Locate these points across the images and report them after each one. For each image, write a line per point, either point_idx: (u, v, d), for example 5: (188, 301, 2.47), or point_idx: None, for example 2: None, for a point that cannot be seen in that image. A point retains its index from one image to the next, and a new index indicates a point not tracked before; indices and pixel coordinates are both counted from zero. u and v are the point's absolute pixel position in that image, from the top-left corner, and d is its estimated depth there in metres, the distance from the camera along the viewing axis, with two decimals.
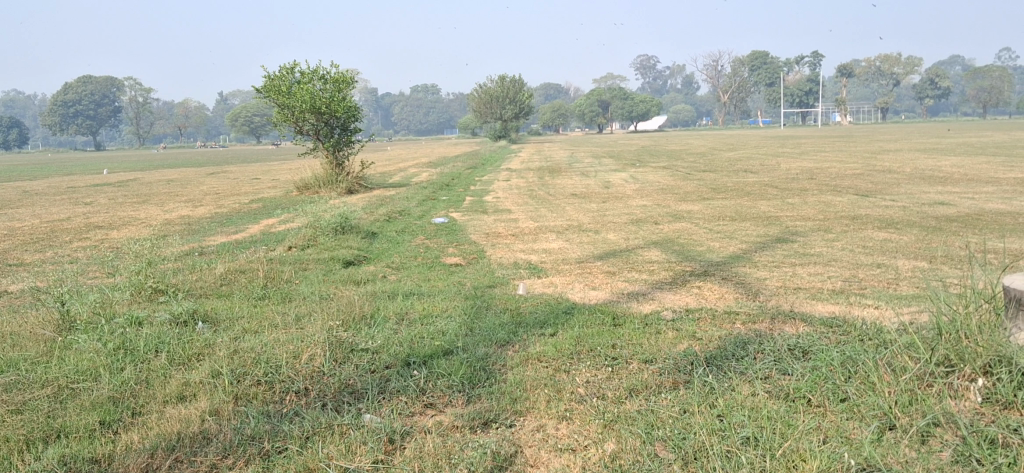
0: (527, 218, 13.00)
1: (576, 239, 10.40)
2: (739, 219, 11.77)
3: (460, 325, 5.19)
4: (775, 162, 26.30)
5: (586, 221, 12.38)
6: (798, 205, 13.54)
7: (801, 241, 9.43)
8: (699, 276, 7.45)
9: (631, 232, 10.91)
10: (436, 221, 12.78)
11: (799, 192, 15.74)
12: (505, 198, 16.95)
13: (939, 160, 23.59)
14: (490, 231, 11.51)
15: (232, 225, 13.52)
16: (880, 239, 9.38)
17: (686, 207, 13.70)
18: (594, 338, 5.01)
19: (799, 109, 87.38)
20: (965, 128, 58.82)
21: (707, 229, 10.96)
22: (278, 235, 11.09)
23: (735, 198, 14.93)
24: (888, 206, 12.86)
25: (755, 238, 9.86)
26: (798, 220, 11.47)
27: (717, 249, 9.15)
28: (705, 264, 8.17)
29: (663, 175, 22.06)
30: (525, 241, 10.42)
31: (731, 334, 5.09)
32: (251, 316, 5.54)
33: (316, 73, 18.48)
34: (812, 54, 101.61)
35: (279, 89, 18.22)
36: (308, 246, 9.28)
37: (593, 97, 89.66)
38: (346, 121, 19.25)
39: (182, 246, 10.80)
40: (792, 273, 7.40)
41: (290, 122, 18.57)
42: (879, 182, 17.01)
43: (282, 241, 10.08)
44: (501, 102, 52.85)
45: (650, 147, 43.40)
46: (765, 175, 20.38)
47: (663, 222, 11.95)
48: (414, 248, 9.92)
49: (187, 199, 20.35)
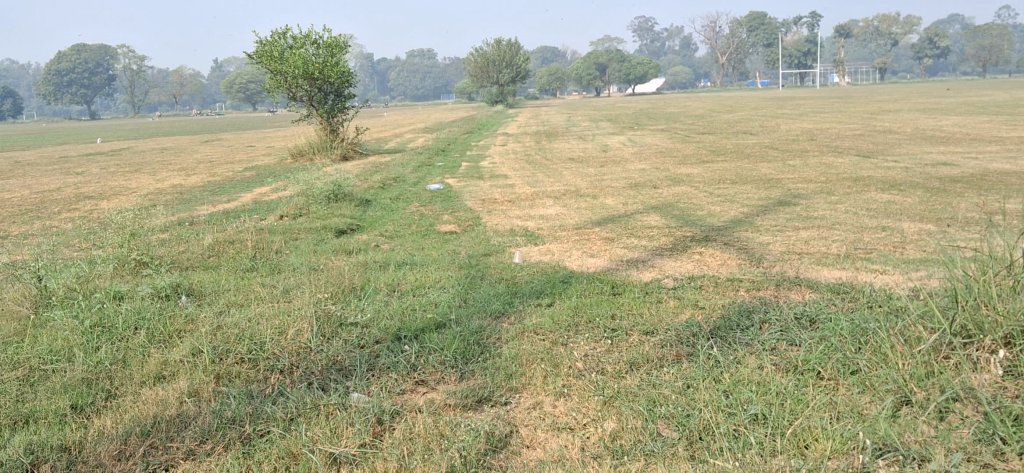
0: (523, 184, 12.77)
1: (574, 205, 10.18)
2: (739, 183, 11.55)
3: (454, 296, 5.00)
4: (775, 123, 25.99)
5: (583, 185, 12.16)
6: (799, 167, 13.30)
7: (803, 204, 9.21)
8: (700, 242, 7.24)
9: (630, 196, 10.68)
10: (431, 187, 12.54)
11: (799, 154, 15.50)
12: (501, 163, 16.70)
13: (941, 120, 23.32)
14: (486, 197, 11.28)
15: (224, 194, 13.28)
16: (884, 202, 9.16)
17: (685, 171, 13.46)
18: (592, 308, 4.82)
19: (797, 70, 86.81)
20: (962, 88, 58.43)
21: (707, 192, 10.73)
22: (269, 203, 10.86)
23: (734, 161, 14.70)
24: (892, 167, 12.64)
25: (756, 201, 9.66)
26: (799, 182, 11.24)
27: (718, 213, 8.94)
28: (706, 229, 7.96)
29: (662, 138, 21.81)
30: (522, 207, 10.20)
31: (735, 303, 4.90)
32: (237, 288, 5.34)
33: (309, 38, 18.16)
34: (811, 15, 100.73)
35: (271, 55, 17.91)
36: (299, 214, 9.07)
37: (590, 61, 88.97)
38: (340, 86, 18.95)
39: (171, 216, 10.57)
40: (796, 237, 7.19)
41: (283, 88, 18.28)
42: (880, 143, 16.75)
43: (273, 210, 9.86)
44: (497, 66, 52.34)
45: (647, 110, 43.02)
46: (764, 137, 20.09)
47: (662, 185, 11.72)
48: (408, 215, 9.70)
49: (180, 167, 20.07)
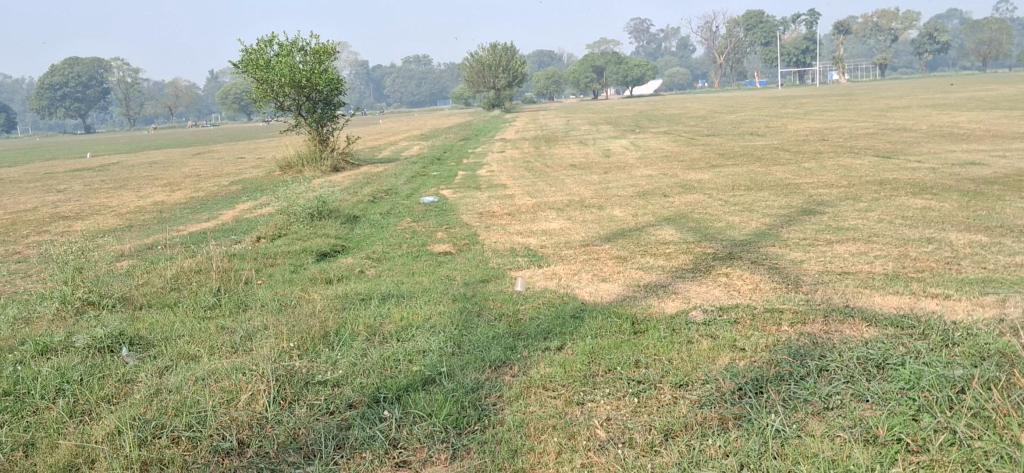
0: (523, 194, 12.00)
1: (579, 217, 9.40)
2: (755, 189, 10.77)
3: (445, 341, 4.20)
4: (780, 123, 25.24)
5: (587, 195, 11.41)
6: (816, 170, 12.54)
7: (831, 212, 8.42)
8: (723, 260, 6.45)
9: (639, 207, 9.89)
10: (425, 199, 11.76)
11: (814, 155, 14.73)
12: (499, 171, 15.93)
13: (954, 116, 22.57)
14: (484, 210, 10.50)
15: (205, 211, 12.51)
16: (920, 208, 8.38)
17: (695, 176, 12.69)
18: (611, 352, 4.02)
19: (796, 68, 86.18)
20: (965, 82, 57.72)
21: (722, 200, 9.95)
22: (249, 223, 10.09)
23: (746, 164, 13.94)
24: (916, 168, 11.87)
25: (777, 210, 8.89)
26: (820, 187, 10.46)
27: (737, 225, 8.15)
28: (727, 244, 7.17)
29: (665, 141, 21.09)
30: (523, 221, 9.41)
31: (781, 342, 4.09)
32: (191, 333, 4.56)
33: (295, 45, 17.42)
34: (809, 13, 100.16)
35: (256, 63, 17.15)
36: (279, 236, 8.29)
37: (587, 64, 88.30)
38: (329, 94, 18.18)
39: (144, 240, 9.80)
40: (832, 253, 6.40)
41: (270, 97, 17.50)
42: (897, 142, 15.98)
43: (251, 231, 9.08)
44: (493, 70, 51.64)
45: (647, 112, 42.31)
46: (773, 138, 19.32)
47: (672, 193, 10.97)
48: (399, 233, 8.93)
49: (165, 183, 19.30)
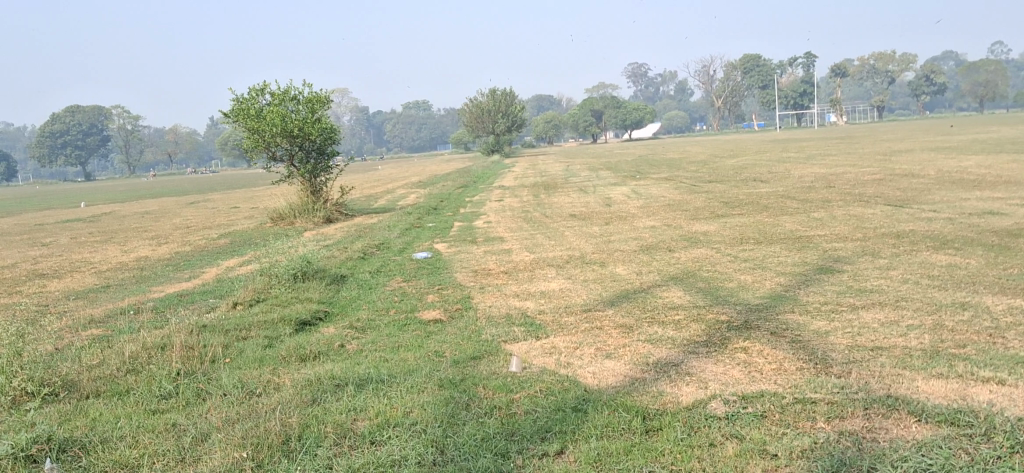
0: (521, 249, 11.43)
1: (580, 276, 8.83)
2: (765, 242, 10.22)
3: (426, 446, 3.60)
4: (783, 168, 24.79)
5: (588, 249, 10.86)
6: (826, 220, 12.01)
7: (850, 271, 7.86)
8: (739, 330, 5.86)
9: (643, 264, 9.32)
10: (417, 255, 11.18)
11: (822, 204, 14.20)
12: (497, 222, 15.41)
13: (962, 160, 22.12)
14: (479, 267, 9.92)
15: (187, 269, 11.92)
16: (946, 266, 7.82)
17: (700, 228, 12.16)
18: (620, 460, 3.42)
19: (795, 111, 86.26)
20: (965, 124, 57.48)
21: (732, 256, 9.38)
22: (230, 283, 9.51)
23: (752, 214, 13.41)
24: (932, 218, 11.33)
25: (792, 268, 8.32)
26: (834, 241, 9.91)
27: (751, 286, 7.57)
28: (742, 309, 6.58)
29: (667, 188, 20.60)
30: (520, 281, 8.83)
31: (819, 445, 3.50)
32: (134, 433, 3.96)
33: (287, 94, 17.01)
34: (806, 56, 100.62)
35: (246, 113, 16.71)
36: (257, 301, 7.71)
37: (586, 108, 88.38)
38: (322, 144, 17.72)
39: (117, 303, 9.21)
40: (859, 322, 5.81)
41: (261, 148, 17.04)
42: (907, 189, 15.46)
43: (229, 294, 8.50)
44: (492, 116, 51.43)
45: (647, 156, 41.94)
46: (778, 184, 18.84)
47: (677, 247, 10.41)
48: (387, 295, 8.35)
49: (153, 235, 18.75)
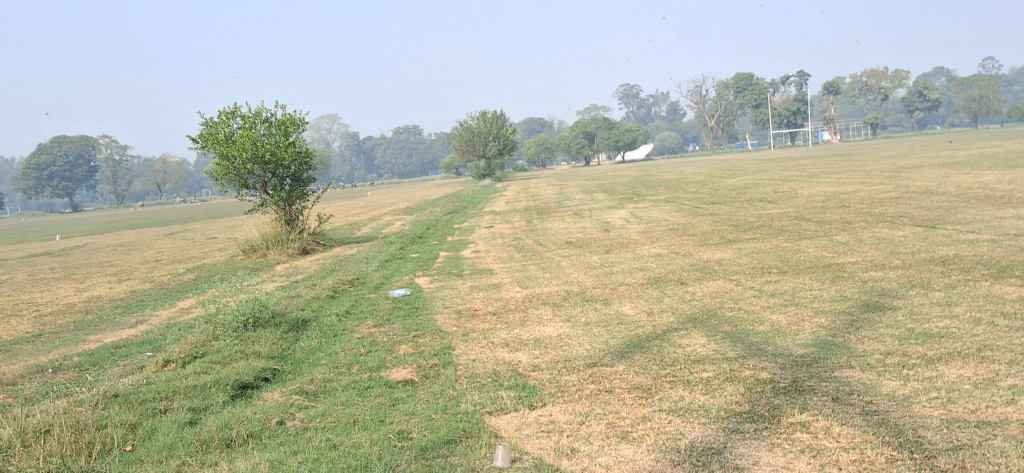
0: (512, 283, 10.14)
1: (580, 318, 7.54)
2: (791, 272, 8.94)
3: None
4: (787, 188, 23.57)
5: (588, 283, 9.59)
6: (852, 244, 10.79)
7: (903, 309, 6.61)
8: (790, 396, 4.56)
9: (653, 301, 8.03)
10: (394, 293, 9.89)
11: (843, 225, 13.00)
12: (486, 251, 14.16)
13: (976, 176, 20.97)
14: (464, 307, 8.61)
15: (137, 312, 10.54)
16: (1018, 300, 6.56)
17: (712, 255, 10.92)
18: None
19: (787, 130, 85.54)
20: (961, 139, 56.52)
21: (756, 289, 8.11)
22: (174, 330, 8.17)
23: (767, 238, 12.19)
24: (971, 240, 10.13)
25: (831, 305, 7.06)
26: (871, 270, 8.65)
27: (788, 330, 6.28)
28: (785, 364, 5.28)
29: (669, 210, 19.41)
30: (511, 324, 7.52)
31: None
32: None
33: (260, 116, 15.80)
34: (797, 74, 99.84)
35: (215, 138, 15.47)
36: (194, 357, 6.40)
37: (577, 130, 87.48)
38: (298, 170, 16.49)
39: (39, 357, 7.84)
40: (945, 383, 4.53)
41: (232, 176, 15.79)
42: (931, 208, 14.26)
43: (166, 346, 7.17)
44: (483, 139, 50.40)
45: (643, 178, 40.73)
46: (788, 205, 17.66)
47: (690, 278, 9.16)
48: (353, 345, 7.05)
49: (117, 271, 17.35)
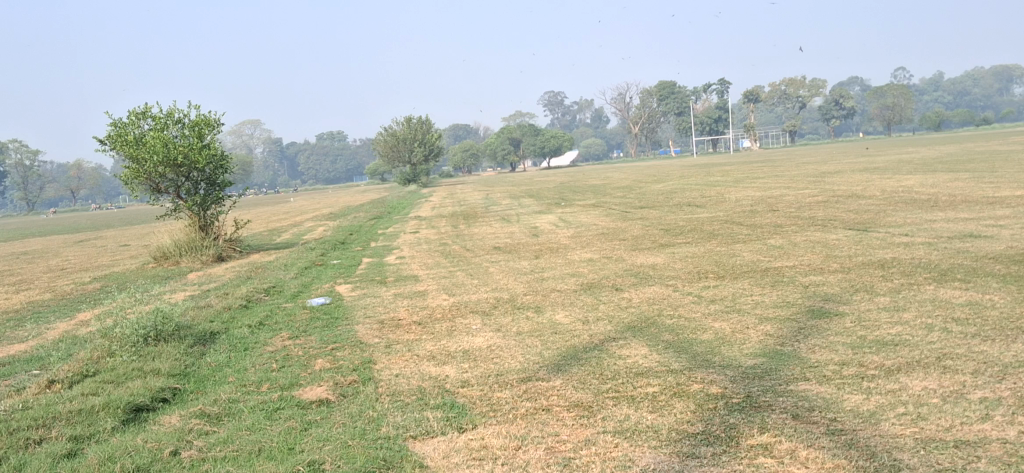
0: (438, 291, 9.61)
1: (511, 327, 7.05)
2: (728, 277, 8.61)
3: None
4: (714, 192, 23.53)
5: (519, 290, 9.12)
6: (787, 248, 10.54)
7: (851, 315, 6.29)
8: (745, 413, 4.14)
9: (588, 308, 7.59)
10: (313, 302, 9.28)
11: (775, 229, 12.79)
12: (411, 258, 13.59)
13: (898, 180, 21.16)
14: (387, 317, 8.06)
15: (30, 325, 9.70)
16: (967, 304, 6.29)
17: (645, 260, 10.56)
18: None
19: (709, 137, 86.64)
20: (877, 146, 57.82)
21: (694, 295, 7.75)
22: (66, 345, 7.42)
23: (701, 242, 11.90)
24: (907, 243, 9.95)
25: (776, 311, 6.71)
26: (810, 274, 8.36)
27: (734, 339, 5.90)
28: (735, 376, 4.88)
29: (598, 214, 19.10)
30: (438, 335, 7.01)
31: None
32: None
33: (171, 117, 14.96)
34: (719, 82, 101.28)
35: (123, 138, 14.56)
36: (82, 376, 5.73)
37: (503, 136, 87.20)
38: (212, 174, 15.69)
39: None
40: (911, 396, 4.17)
41: (141, 179, 14.90)
42: (860, 211, 14.19)
43: (54, 363, 6.45)
44: (409, 144, 49.66)
45: (570, 183, 40.49)
46: (717, 209, 17.49)
47: (625, 284, 8.76)
48: (263, 360, 6.44)
49: (15, 281, 16.25)
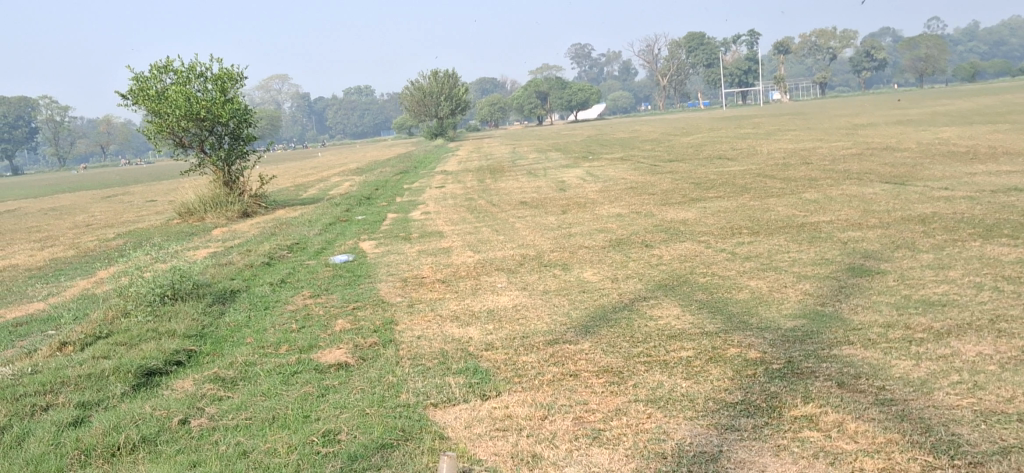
0: (462, 247, 9.38)
1: (538, 286, 6.81)
2: (763, 233, 8.30)
3: None
4: (745, 145, 23.05)
5: (545, 246, 8.87)
6: (822, 202, 10.19)
7: (894, 274, 5.99)
8: (787, 381, 3.89)
9: (618, 266, 7.33)
10: (335, 259, 9.09)
11: (810, 182, 12.41)
12: (436, 213, 13.33)
13: (935, 132, 20.57)
14: (410, 275, 7.85)
15: (53, 282, 9.60)
16: (1018, 262, 5.96)
17: (676, 215, 10.26)
18: None
19: (739, 89, 85.37)
20: (910, 98, 56.67)
21: (727, 252, 7.46)
22: (84, 304, 7.28)
23: (733, 196, 11.56)
24: (949, 197, 9.57)
25: (815, 269, 6.41)
26: (848, 230, 8.04)
27: (771, 299, 5.62)
28: (774, 340, 4.62)
29: (626, 168, 18.75)
30: (462, 293, 6.79)
31: None
32: None
33: (193, 71, 14.72)
34: (749, 33, 99.54)
35: (146, 93, 14.35)
36: (97, 339, 5.58)
37: (529, 89, 86.41)
38: (236, 128, 15.46)
39: None
40: (966, 363, 3.89)
41: (165, 134, 14.71)
42: (897, 164, 13.75)
43: (70, 324, 6.31)
44: (435, 98, 49.26)
45: (597, 136, 39.97)
46: (748, 162, 17.08)
47: (655, 240, 8.48)
48: (282, 320, 6.26)
49: (41, 237, 16.23)
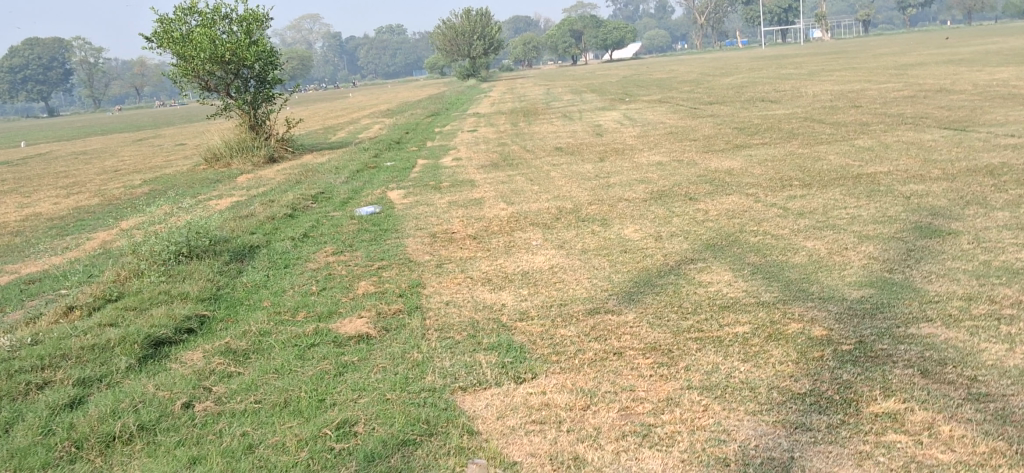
0: (495, 198, 8.93)
1: (575, 244, 6.36)
2: (816, 185, 7.76)
3: None
4: (787, 86, 22.27)
5: (582, 198, 8.40)
6: (877, 150, 9.60)
7: (967, 234, 5.46)
8: (861, 367, 3.43)
9: (661, 222, 6.85)
10: (362, 210, 8.69)
11: (861, 128, 11.77)
12: (468, 159, 12.87)
13: (988, 72, 19.68)
14: (440, 229, 7.43)
15: (73, 234, 9.29)
16: None
17: (720, 163, 9.72)
18: None
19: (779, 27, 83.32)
20: (956, 36, 54.91)
21: (779, 207, 6.95)
22: (98, 261, 6.94)
23: (780, 143, 10.99)
24: (1014, 146, 8.94)
25: (878, 228, 5.88)
26: (909, 181, 7.48)
27: (832, 263, 5.12)
28: (840, 314, 4.15)
29: (664, 111, 18.13)
30: (494, 252, 6.37)
31: None
32: None
33: (218, 13, 14.24)
34: None
35: (170, 36, 13.92)
36: (105, 303, 5.23)
37: (563, 28, 84.96)
38: (262, 71, 15.01)
39: None
40: None
41: (190, 77, 14.30)
42: (952, 108, 13.03)
43: (80, 284, 5.97)
44: (468, 38, 48.41)
45: (633, 77, 39.09)
46: (793, 105, 16.40)
47: (700, 192, 7.97)
48: (302, 280, 5.86)
49: (69, 183, 15.97)
